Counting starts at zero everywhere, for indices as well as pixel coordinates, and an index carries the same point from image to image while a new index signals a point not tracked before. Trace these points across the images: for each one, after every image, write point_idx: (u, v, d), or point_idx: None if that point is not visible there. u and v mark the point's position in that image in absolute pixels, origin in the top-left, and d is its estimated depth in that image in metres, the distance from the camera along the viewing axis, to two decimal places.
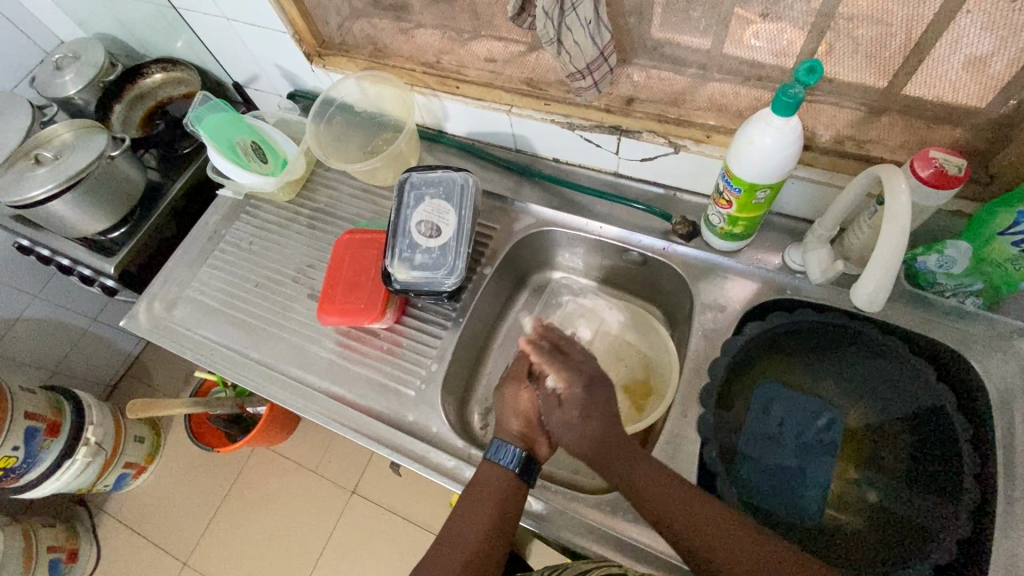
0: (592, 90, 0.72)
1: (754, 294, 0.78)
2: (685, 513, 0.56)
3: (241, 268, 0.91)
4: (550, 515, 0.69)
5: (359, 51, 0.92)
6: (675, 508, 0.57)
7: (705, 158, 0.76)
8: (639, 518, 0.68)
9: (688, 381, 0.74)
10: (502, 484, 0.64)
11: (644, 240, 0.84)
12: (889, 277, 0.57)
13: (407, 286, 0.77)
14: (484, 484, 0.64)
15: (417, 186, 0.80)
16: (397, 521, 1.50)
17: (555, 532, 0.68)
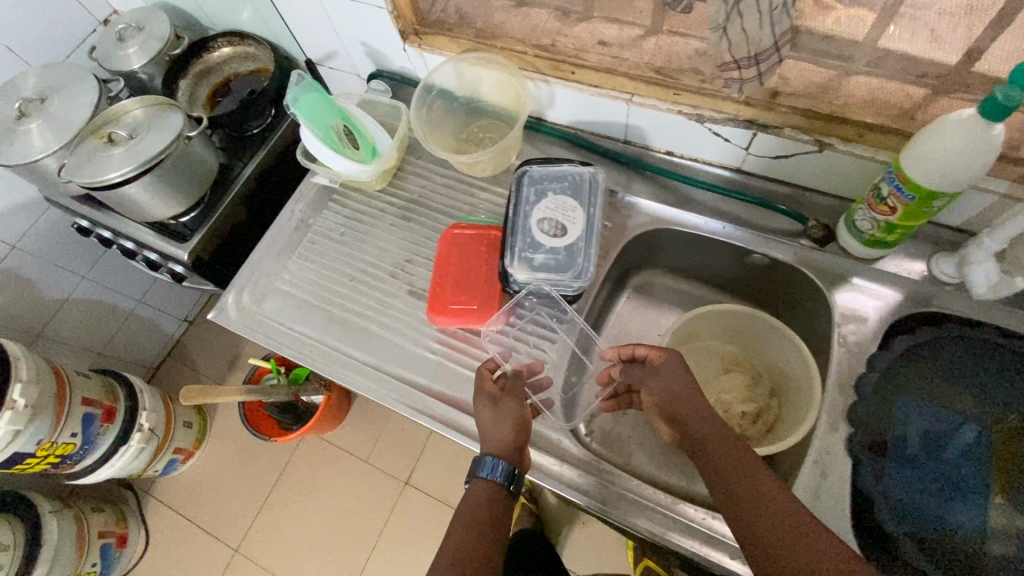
0: (754, 83, 0.64)
1: (896, 305, 0.73)
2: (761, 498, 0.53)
3: (334, 260, 0.87)
4: (681, 529, 0.66)
5: (460, 31, 0.85)
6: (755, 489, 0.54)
7: (855, 158, 0.71)
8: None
9: (832, 396, 0.69)
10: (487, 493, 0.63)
11: (773, 243, 0.79)
12: None
13: (528, 287, 0.72)
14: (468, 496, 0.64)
15: (537, 180, 0.74)
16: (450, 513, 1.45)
17: (687, 544, 0.65)
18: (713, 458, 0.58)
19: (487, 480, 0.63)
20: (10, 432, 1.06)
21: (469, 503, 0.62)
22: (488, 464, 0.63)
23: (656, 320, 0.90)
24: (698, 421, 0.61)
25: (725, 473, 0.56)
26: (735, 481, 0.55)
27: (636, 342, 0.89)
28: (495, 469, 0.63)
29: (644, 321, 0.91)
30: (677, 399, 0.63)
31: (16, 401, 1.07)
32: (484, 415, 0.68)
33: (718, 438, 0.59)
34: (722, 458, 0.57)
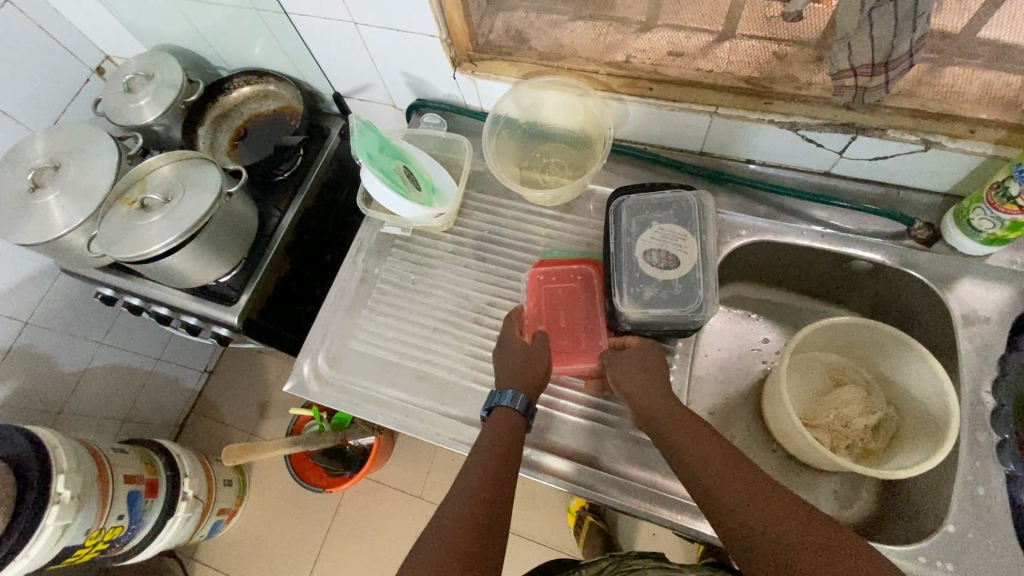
0: (880, 91, 0.60)
1: (1015, 300, 0.71)
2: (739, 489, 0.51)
3: (410, 311, 0.81)
4: None
5: (520, 53, 0.80)
6: (729, 479, 0.53)
7: (963, 155, 0.68)
8: (959, 567, 0.60)
9: (968, 403, 0.66)
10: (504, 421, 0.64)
11: (875, 247, 0.76)
12: None
13: (644, 325, 0.68)
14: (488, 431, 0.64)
15: (638, 210, 0.70)
16: (513, 538, 1.35)
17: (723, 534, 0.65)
18: (685, 454, 0.57)
19: (507, 408, 0.65)
20: (59, 528, 0.97)
21: (483, 434, 0.64)
22: (507, 394, 0.65)
23: (748, 334, 0.87)
24: (676, 417, 0.61)
25: (702, 472, 0.55)
26: (709, 473, 0.54)
27: (731, 360, 0.86)
28: (512, 398, 0.65)
29: (735, 337, 0.88)
30: (653, 390, 0.64)
31: (62, 494, 0.98)
32: (510, 349, 0.70)
33: (693, 433, 0.59)
34: (694, 451, 0.57)
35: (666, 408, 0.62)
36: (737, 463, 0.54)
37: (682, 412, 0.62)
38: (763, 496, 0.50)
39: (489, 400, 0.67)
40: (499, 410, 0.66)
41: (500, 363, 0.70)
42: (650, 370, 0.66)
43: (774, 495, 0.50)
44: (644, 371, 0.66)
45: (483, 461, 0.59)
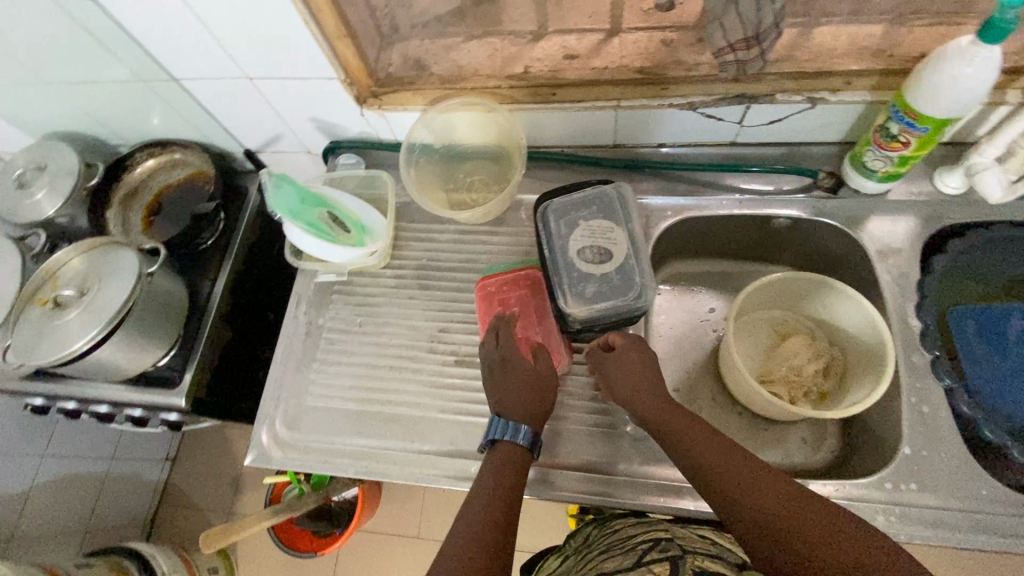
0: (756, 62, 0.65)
1: (919, 228, 0.76)
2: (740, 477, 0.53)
3: (362, 355, 0.79)
4: None
5: (423, 80, 0.80)
6: (729, 468, 0.54)
7: (846, 106, 0.73)
8: (922, 485, 0.64)
9: (898, 330, 0.71)
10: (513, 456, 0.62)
11: (789, 204, 0.80)
12: None
13: (592, 321, 0.69)
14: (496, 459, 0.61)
15: (564, 211, 0.71)
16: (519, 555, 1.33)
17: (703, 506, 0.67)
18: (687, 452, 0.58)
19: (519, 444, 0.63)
20: None
21: (487, 465, 0.61)
22: (517, 428, 0.62)
23: (695, 307, 0.90)
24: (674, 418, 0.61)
25: (702, 462, 0.56)
26: (709, 464, 0.55)
27: (684, 335, 0.89)
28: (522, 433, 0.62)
29: (683, 312, 0.90)
30: (648, 382, 0.65)
31: None
32: (515, 377, 0.67)
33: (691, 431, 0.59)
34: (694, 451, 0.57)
35: (662, 400, 0.63)
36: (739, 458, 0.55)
37: (674, 408, 0.62)
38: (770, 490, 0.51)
39: (491, 430, 0.64)
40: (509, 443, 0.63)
41: (506, 388, 0.66)
42: (647, 364, 0.66)
43: (779, 487, 0.51)
44: (643, 367, 0.66)
45: (493, 490, 0.57)
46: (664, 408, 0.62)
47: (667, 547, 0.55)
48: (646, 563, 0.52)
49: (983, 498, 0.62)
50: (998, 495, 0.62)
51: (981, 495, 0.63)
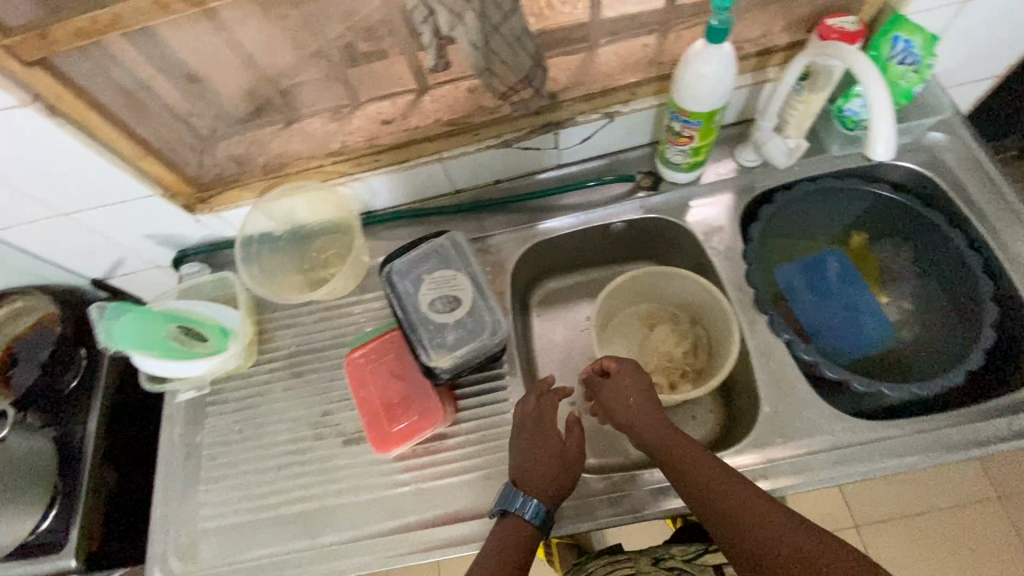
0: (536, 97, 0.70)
1: (734, 203, 0.83)
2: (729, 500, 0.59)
3: (247, 463, 0.77)
4: (613, 503, 0.71)
5: (247, 175, 0.81)
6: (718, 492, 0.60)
7: (638, 113, 0.80)
8: (786, 437, 0.69)
9: (738, 300, 0.77)
10: (519, 534, 0.63)
11: (621, 208, 0.86)
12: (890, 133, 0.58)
13: (458, 368, 0.70)
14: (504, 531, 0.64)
15: (405, 271, 0.72)
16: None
17: (607, 517, 0.70)
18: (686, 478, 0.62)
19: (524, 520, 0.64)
20: None
21: (493, 538, 0.63)
22: (532, 505, 0.63)
23: (573, 320, 0.94)
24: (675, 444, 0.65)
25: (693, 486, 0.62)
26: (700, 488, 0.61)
27: (569, 349, 0.92)
28: (535, 510, 0.63)
29: (563, 328, 0.94)
30: (643, 403, 0.69)
31: None
32: (538, 450, 0.67)
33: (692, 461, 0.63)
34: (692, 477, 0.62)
35: (657, 421, 0.68)
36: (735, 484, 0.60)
37: (673, 433, 0.66)
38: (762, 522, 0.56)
39: (503, 498, 0.65)
40: (513, 518, 0.64)
41: (525, 455, 0.67)
42: (644, 392, 0.70)
43: (776, 522, 0.56)
44: (642, 395, 0.70)
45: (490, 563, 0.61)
46: (655, 430, 0.67)
47: None
48: None
49: (840, 434, 0.68)
50: (852, 427, 0.68)
51: (837, 431, 0.68)
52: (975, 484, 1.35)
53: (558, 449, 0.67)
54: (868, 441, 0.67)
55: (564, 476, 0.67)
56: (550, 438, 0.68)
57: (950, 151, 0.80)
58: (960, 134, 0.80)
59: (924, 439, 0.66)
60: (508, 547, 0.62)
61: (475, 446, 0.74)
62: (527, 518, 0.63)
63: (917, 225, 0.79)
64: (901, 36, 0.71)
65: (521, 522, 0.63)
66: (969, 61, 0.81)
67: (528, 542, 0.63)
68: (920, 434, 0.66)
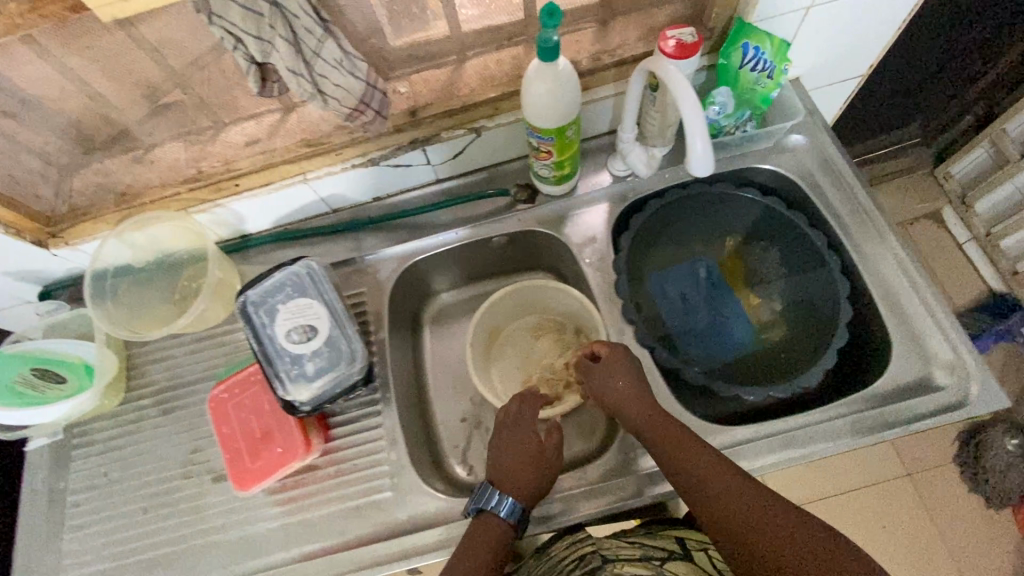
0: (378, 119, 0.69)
1: (609, 212, 0.84)
2: (724, 489, 0.57)
3: (112, 508, 0.74)
4: None
5: (99, 207, 0.77)
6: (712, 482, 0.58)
7: (505, 127, 0.80)
8: None
9: (609, 311, 0.77)
10: (494, 532, 0.63)
11: (499, 222, 0.85)
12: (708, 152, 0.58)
13: (318, 400, 0.69)
14: (478, 530, 0.64)
15: (261, 302, 0.70)
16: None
17: None
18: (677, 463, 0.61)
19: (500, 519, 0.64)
20: None
21: (469, 536, 0.63)
22: (508, 503, 0.64)
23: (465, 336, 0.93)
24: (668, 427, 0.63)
25: (687, 474, 0.60)
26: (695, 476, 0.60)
27: (460, 365, 0.91)
28: (513, 511, 0.64)
29: (455, 344, 0.93)
30: (631, 388, 0.67)
31: None
32: (516, 448, 0.69)
33: (688, 446, 0.61)
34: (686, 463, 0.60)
35: (650, 407, 0.66)
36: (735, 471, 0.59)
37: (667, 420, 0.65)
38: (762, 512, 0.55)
39: (479, 498, 0.65)
40: (489, 516, 0.64)
41: (504, 454, 0.69)
42: (635, 378, 0.68)
43: (770, 514, 0.55)
44: (634, 380, 0.68)
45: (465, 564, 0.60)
46: (648, 415, 0.65)
47: (590, 560, 0.60)
48: None
49: (700, 441, 0.69)
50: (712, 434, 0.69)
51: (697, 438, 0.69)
52: (886, 463, 1.39)
53: (535, 446, 0.69)
54: (724, 446, 0.68)
55: (540, 472, 0.68)
56: (527, 437, 0.70)
57: (809, 153, 0.81)
58: (818, 135, 0.81)
59: (776, 442, 0.67)
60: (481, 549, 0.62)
61: (347, 475, 0.73)
62: (501, 516, 0.64)
63: (780, 228, 0.80)
64: (751, 44, 0.72)
65: (494, 520, 0.64)
66: (826, 63, 0.83)
67: (502, 543, 0.63)
68: (772, 436, 0.67)
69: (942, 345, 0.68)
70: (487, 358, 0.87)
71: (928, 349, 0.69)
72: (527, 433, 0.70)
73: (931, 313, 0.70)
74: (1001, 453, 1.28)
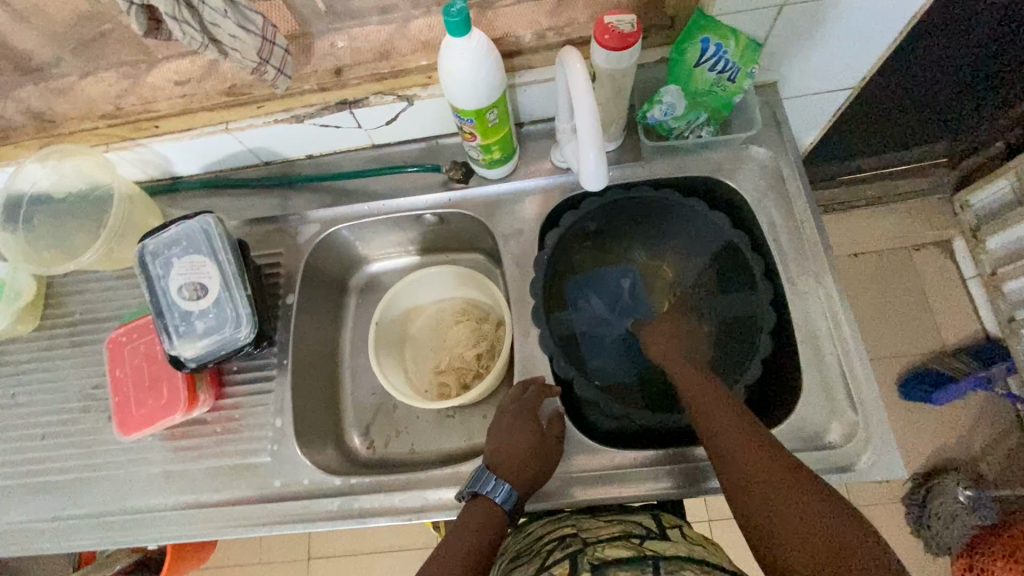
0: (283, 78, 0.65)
1: (543, 205, 0.78)
2: (752, 460, 0.54)
3: (14, 428, 0.77)
4: None
5: (21, 132, 0.76)
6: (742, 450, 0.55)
7: (439, 99, 0.74)
8: None
9: (518, 310, 0.74)
10: (487, 518, 0.59)
11: (428, 198, 0.81)
12: (596, 163, 0.60)
13: (203, 358, 0.68)
14: (467, 519, 0.59)
15: (159, 253, 0.70)
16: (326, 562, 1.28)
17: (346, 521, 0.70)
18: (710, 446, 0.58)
19: (495, 504, 0.60)
20: None
21: (465, 518, 0.59)
22: (505, 489, 0.60)
23: None
24: (707, 404, 0.59)
25: (716, 436, 0.57)
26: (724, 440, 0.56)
27: None
28: (509, 496, 0.60)
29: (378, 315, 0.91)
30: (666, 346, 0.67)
31: None
32: (516, 434, 0.64)
33: (721, 417, 0.58)
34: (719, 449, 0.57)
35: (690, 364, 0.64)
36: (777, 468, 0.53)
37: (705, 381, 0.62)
38: (795, 492, 0.51)
39: (475, 480, 0.62)
40: (485, 500, 0.60)
41: (500, 438, 0.65)
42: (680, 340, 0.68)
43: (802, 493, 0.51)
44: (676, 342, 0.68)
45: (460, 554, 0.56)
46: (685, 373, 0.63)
47: (571, 542, 0.60)
48: (549, 567, 0.56)
49: (580, 458, 0.67)
50: (594, 454, 0.67)
51: (578, 455, 0.67)
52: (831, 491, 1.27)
53: (534, 434, 0.64)
54: (602, 468, 0.66)
55: (539, 461, 0.63)
56: (528, 424, 0.65)
57: (763, 170, 0.75)
58: (781, 151, 0.75)
59: (679, 470, 0.65)
60: (475, 537, 0.58)
61: (233, 435, 0.73)
62: (496, 501, 0.60)
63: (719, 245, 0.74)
64: (712, 41, 0.63)
65: (491, 506, 0.60)
66: (807, 71, 0.74)
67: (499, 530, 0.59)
68: (676, 464, 0.65)
69: (853, 397, 0.64)
70: (402, 336, 0.86)
71: (838, 400, 0.65)
72: (529, 421, 0.65)
73: (851, 362, 0.65)
74: (949, 502, 1.16)
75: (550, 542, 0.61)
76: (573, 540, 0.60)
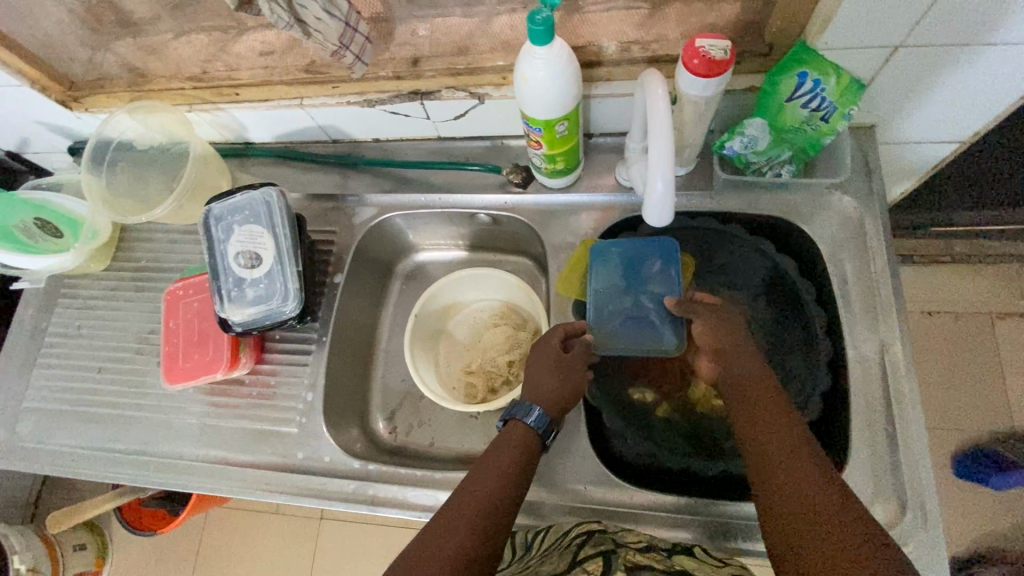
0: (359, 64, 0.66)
1: (599, 222, 0.76)
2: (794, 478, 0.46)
3: (76, 358, 0.83)
4: None
5: (117, 84, 0.80)
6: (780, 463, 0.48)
7: (512, 100, 0.72)
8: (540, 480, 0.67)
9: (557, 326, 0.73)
10: (518, 440, 0.58)
11: (485, 198, 0.80)
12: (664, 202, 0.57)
13: (248, 325, 0.71)
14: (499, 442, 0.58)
15: (222, 218, 0.72)
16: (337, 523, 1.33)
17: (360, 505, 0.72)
18: (756, 459, 0.50)
19: (524, 426, 0.58)
20: None
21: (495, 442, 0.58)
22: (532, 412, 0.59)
23: None
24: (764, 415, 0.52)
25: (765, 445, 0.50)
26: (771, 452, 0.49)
27: None
28: (540, 417, 0.59)
29: None
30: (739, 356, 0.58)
31: None
32: (540, 363, 0.63)
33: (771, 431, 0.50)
34: (767, 465, 0.49)
35: (754, 375, 0.56)
36: (856, 525, 0.42)
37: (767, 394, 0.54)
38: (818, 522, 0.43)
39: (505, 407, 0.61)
40: (515, 425, 0.59)
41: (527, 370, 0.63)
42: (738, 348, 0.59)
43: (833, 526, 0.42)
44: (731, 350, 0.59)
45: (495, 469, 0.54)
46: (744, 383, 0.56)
47: (600, 540, 0.53)
48: (580, 563, 0.49)
49: (594, 488, 0.66)
50: (610, 487, 0.66)
51: (593, 485, 0.66)
52: None
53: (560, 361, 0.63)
54: (613, 502, 0.65)
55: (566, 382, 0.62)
56: (554, 352, 0.63)
57: (842, 223, 0.70)
58: (866, 204, 0.69)
59: (706, 523, 0.63)
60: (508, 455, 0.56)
61: (266, 400, 0.76)
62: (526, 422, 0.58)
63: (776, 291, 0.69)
64: (810, 76, 0.59)
65: (521, 429, 0.58)
66: (911, 118, 0.67)
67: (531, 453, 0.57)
68: (704, 517, 0.63)
69: (901, 483, 0.60)
70: (438, 328, 0.86)
71: (885, 482, 0.60)
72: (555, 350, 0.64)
73: (906, 443, 0.60)
74: None
75: (575, 537, 0.55)
76: (601, 537, 0.54)
